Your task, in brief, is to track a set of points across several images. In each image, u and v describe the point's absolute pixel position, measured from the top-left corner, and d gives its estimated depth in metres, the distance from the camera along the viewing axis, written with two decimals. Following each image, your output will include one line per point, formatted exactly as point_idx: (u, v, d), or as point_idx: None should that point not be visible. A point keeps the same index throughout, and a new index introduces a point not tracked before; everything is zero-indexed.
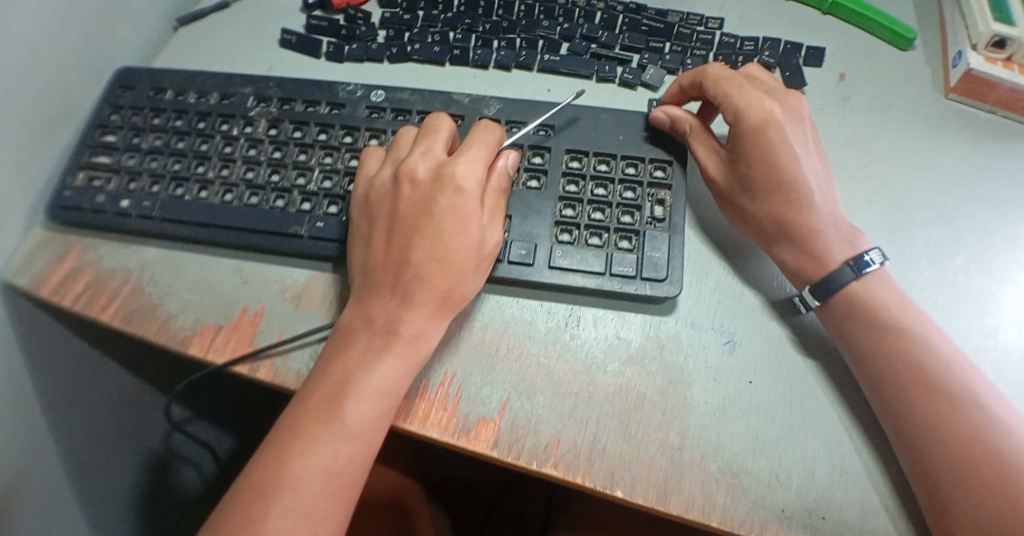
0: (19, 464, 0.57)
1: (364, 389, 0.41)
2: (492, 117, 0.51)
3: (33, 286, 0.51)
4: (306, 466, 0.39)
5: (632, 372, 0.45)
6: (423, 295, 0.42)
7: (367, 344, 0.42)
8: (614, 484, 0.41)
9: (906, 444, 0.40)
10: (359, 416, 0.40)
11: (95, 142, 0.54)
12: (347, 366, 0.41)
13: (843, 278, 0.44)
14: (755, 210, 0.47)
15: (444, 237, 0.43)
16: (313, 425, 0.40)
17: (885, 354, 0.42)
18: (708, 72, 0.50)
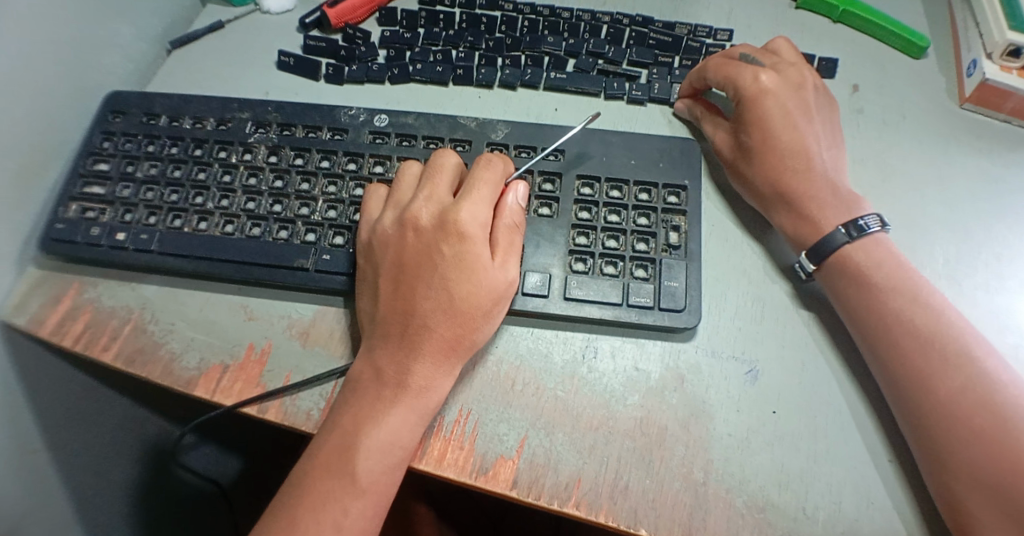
0: (23, 505, 0.56)
1: (370, 444, 0.40)
2: (500, 142, 0.49)
3: (30, 326, 0.49)
4: (312, 526, 0.38)
5: (652, 404, 0.44)
6: (431, 346, 0.41)
7: (374, 396, 0.41)
8: (638, 523, 0.40)
9: (906, 407, 0.41)
10: (366, 473, 0.39)
11: (87, 171, 0.52)
12: (353, 419, 0.41)
13: (837, 241, 0.44)
14: (755, 177, 0.48)
15: (451, 286, 0.42)
16: (319, 482, 0.39)
17: (880, 315, 0.42)
18: (709, 64, 0.51)
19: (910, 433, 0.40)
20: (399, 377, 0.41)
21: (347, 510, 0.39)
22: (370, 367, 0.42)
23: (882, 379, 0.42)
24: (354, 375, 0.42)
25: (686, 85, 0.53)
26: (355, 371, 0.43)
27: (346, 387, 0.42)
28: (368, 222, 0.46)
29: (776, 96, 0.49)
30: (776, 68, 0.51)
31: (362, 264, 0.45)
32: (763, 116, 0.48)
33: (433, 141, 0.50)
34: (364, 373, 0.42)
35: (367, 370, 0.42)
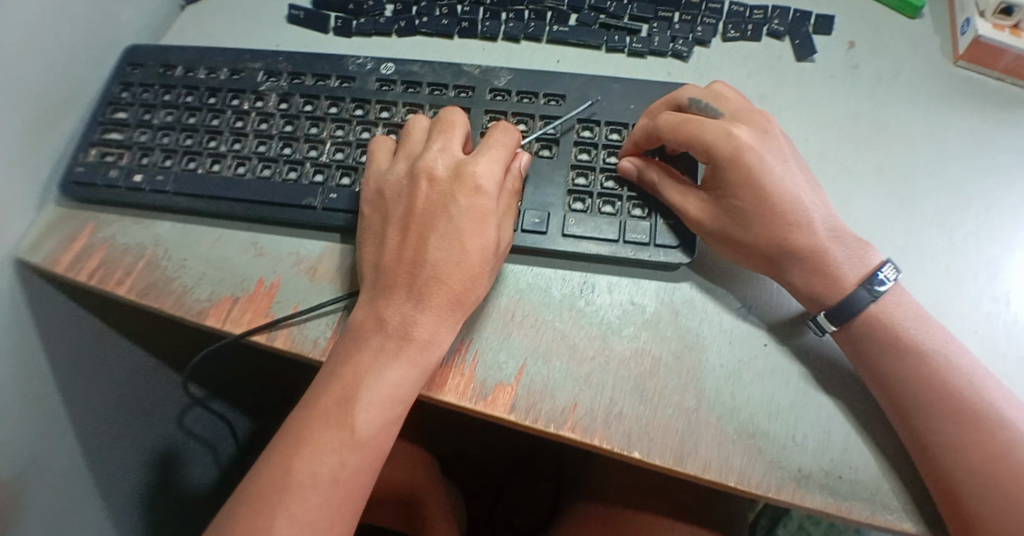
0: (34, 446, 0.57)
1: (374, 395, 0.40)
2: (503, 88, 0.51)
3: (47, 264, 0.51)
4: (312, 476, 0.38)
5: (647, 337, 0.45)
6: (437, 298, 0.42)
7: (378, 350, 0.41)
8: (631, 446, 0.42)
9: (931, 462, 0.39)
10: (367, 424, 0.39)
11: (105, 118, 0.54)
12: (356, 371, 0.40)
13: (857, 302, 0.42)
14: (755, 242, 0.43)
15: (463, 235, 0.43)
16: (319, 433, 0.39)
17: (908, 378, 0.40)
18: (659, 122, 0.45)
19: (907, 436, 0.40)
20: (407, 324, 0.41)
21: (347, 462, 0.38)
22: (376, 319, 0.42)
23: (892, 414, 0.41)
24: (357, 325, 0.42)
25: (629, 144, 0.47)
26: (357, 324, 0.43)
27: (348, 341, 0.42)
28: (381, 188, 0.46)
29: (755, 153, 0.43)
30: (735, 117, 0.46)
31: (365, 234, 0.46)
32: (746, 177, 0.43)
33: (437, 88, 0.52)
34: (368, 321, 0.42)
35: (371, 322, 0.42)
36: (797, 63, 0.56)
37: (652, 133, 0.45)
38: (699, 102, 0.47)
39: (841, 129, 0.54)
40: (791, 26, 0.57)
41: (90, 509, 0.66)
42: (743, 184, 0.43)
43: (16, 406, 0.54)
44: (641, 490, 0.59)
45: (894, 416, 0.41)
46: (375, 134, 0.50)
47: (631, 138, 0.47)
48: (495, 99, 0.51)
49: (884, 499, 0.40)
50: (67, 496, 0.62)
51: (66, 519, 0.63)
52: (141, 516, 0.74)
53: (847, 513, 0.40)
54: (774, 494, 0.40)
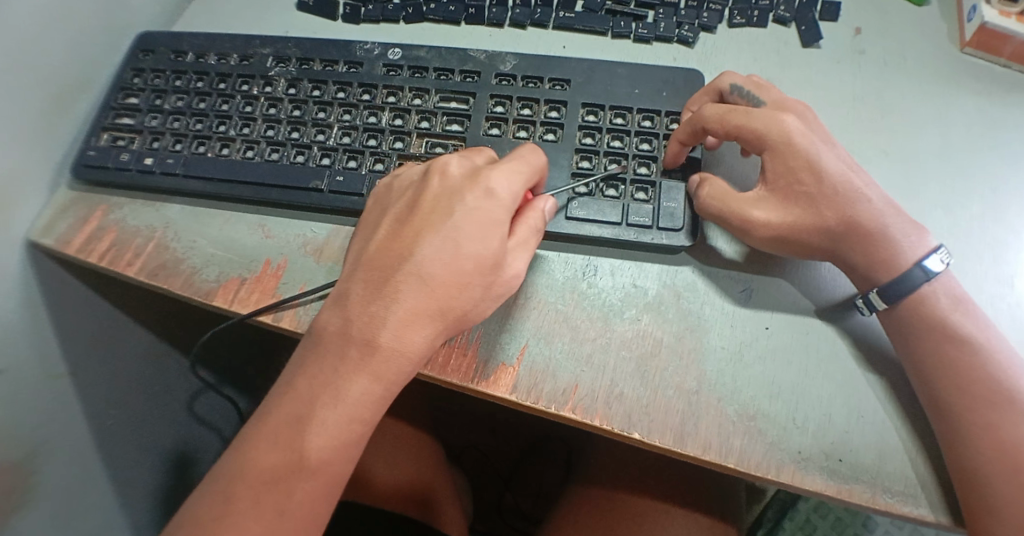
0: (45, 426, 0.58)
1: (325, 419, 0.37)
2: (508, 73, 0.52)
3: (59, 246, 0.52)
4: (253, 503, 0.36)
5: (649, 319, 0.45)
6: (413, 309, 0.38)
7: (336, 366, 0.38)
8: (631, 427, 0.42)
9: (954, 450, 0.39)
10: (317, 451, 0.37)
11: (117, 104, 0.55)
12: (309, 390, 0.38)
13: (911, 280, 0.42)
14: (819, 223, 0.43)
15: (460, 239, 0.39)
16: (264, 458, 0.37)
17: (942, 365, 0.40)
18: (704, 114, 0.45)
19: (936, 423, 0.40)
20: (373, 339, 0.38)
21: (291, 490, 0.37)
22: (342, 328, 0.39)
23: (925, 401, 0.41)
24: (321, 334, 0.40)
25: (672, 145, 0.47)
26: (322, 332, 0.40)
27: (313, 349, 0.39)
28: (401, 184, 0.44)
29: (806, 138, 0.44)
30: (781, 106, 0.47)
31: (359, 236, 0.43)
32: (799, 163, 0.43)
33: (444, 73, 0.52)
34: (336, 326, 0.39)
35: (335, 332, 0.39)
36: (803, 49, 0.56)
37: (701, 120, 0.45)
38: (738, 88, 0.48)
39: (846, 114, 0.54)
40: (797, 12, 0.57)
41: (99, 491, 0.67)
42: (800, 169, 0.43)
43: (26, 386, 0.55)
44: (641, 466, 0.60)
45: (926, 402, 0.41)
46: (381, 118, 0.51)
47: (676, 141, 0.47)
48: (501, 83, 0.51)
49: (884, 481, 0.41)
50: (77, 476, 0.63)
51: (76, 501, 0.64)
52: (150, 500, 0.75)
53: (847, 496, 0.40)
54: (774, 475, 0.41)
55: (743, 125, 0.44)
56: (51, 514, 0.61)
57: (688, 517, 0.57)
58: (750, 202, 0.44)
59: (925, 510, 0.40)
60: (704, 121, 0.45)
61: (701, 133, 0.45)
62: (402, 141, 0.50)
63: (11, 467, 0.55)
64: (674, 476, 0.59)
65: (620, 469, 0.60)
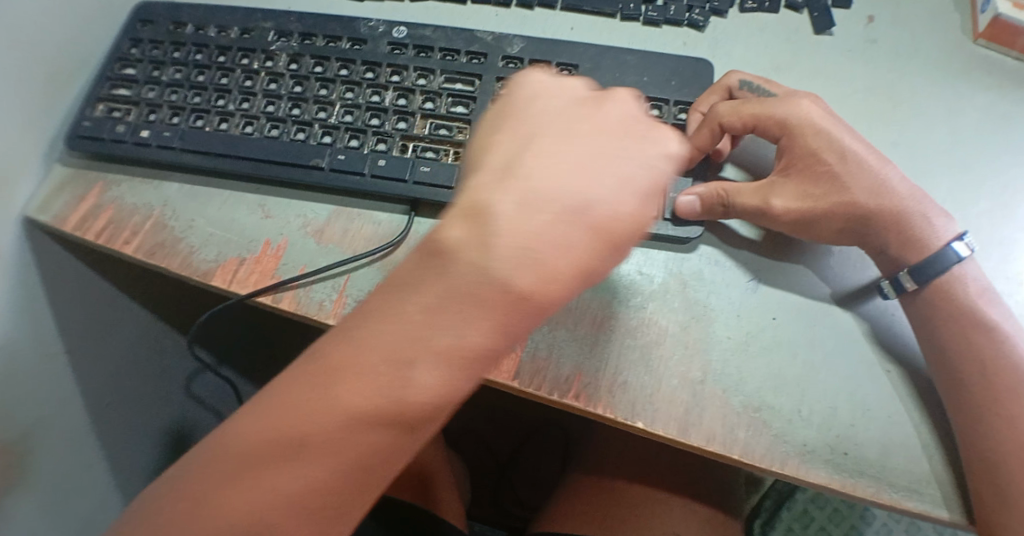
0: (41, 406, 0.57)
1: (420, 375, 0.32)
2: (515, 55, 0.51)
3: (54, 223, 0.51)
4: (325, 443, 0.33)
5: (654, 307, 0.45)
6: (550, 242, 0.33)
7: (448, 311, 0.32)
8: (634, 416, 0.41)
9: (968, 442, 0.39)
10: (404, 408, 0.32)
11: (114, 75, 0.54)
12: (409, 332, 0.33)
13: (944, 261, 0.42)
14: (851, 206, 0.43)
15: (602, 170, 0.35)
16: (344, 401, 0.33)
17: (960, 356, 0.41)
18: (723, 112, 0.45)
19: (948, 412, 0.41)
20: (503, 278, 0.32)
21: (367, 443, 0.33)
22: (472, 256, 0.32)
23: (943, 393, 0.41)
24: (439, 259, 0.33)
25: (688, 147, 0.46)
26: (440, 256, 0.33)
27: (425, 278, 0.33)
28: (536, 98, 0.39)
29: (826, 122, 0.44)
30: (795, 93, 0.47)
31: (482, 146, 0.38)
32: (818, 144, 0.44)
33: (449, 53, 0.51)
34: (458, 247, 0.33)
35: (457, 264, 0.33)
36: (815, 36, 0.55)
37: (716, 118, 0.45)
38: (749, 83, 0.48)
39: (857, 103, 0.53)
40: None
41: (96, 472, 0.66)
42: (820, 150, 0.44)
43: (22, 366, 0.54)
44: (640, 451, 0.60)
45: (945, 393, 0.41)
46: (385, 97, 0.50)
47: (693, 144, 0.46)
48: (507, 66, 0.50)
49: (889, 477, 0.40)
50: (73, 457, 0.63)
51: (72, 482, 0.63)
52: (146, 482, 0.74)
53: (851, 490, 0.40)
54: (778, 467, 0.40)
55: (759, 115, 0.45)
56: (47, 494, 0.60)
57: (688, 507, 0.56)
58: (767, 189, 0.44)
59: (929, 507, 0.39)
60: (719, 119, 0.45)
61: (718, 132, 0.46)
62: (405, 121, 0.49)
63: (6, 447, 0.55)
64: (675, 461, 0.59)
65: (621, 452, 0.60)
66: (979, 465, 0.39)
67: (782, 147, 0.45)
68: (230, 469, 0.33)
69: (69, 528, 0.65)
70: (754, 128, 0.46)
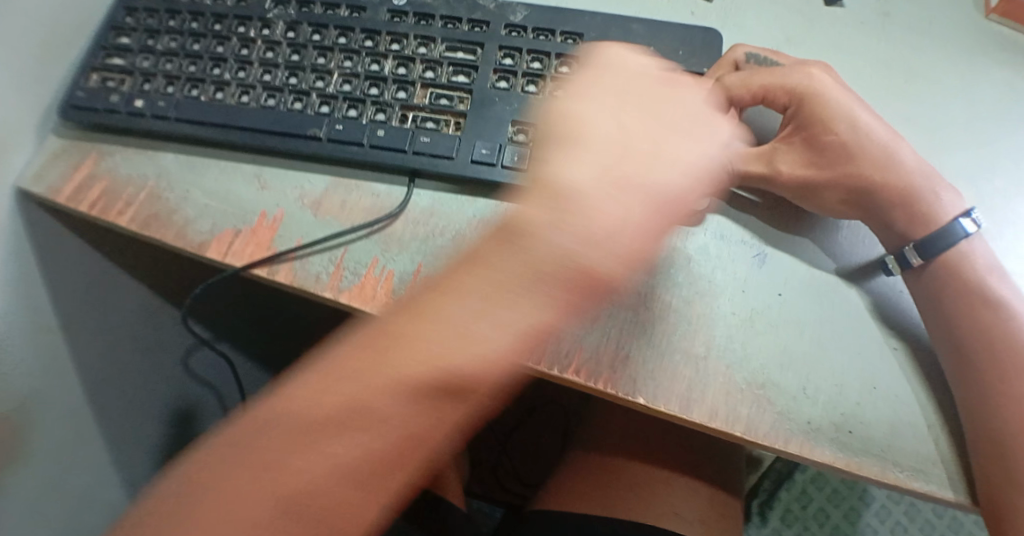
0: (37, 378, 0.57)
1: (490, 343, 0.39)
2: (519, 24, 0.49)
3: (47, 193, 0.50)
4: (384, 411, 0.38)
5: (657, 282, 0.44)
6: (559, 253, 0.39)
7: (504, 294, 0.40)
8: (636, 392, 0.41)
9: (974, 419, 0.39)
10: (456, 376, 0.38)
11: (109, 44, 0.52)
12: (461, 315, 0.39)
13: (950, 237, 0.41)
14: (859, 178, 0.42)
15: (615, 203, 0.40)
16: (400, 379, 0.38)
17: (968, 329, 0.40)
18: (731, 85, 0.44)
19: (957, 395, 0.40)
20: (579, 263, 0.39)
21: (414, 408, 0.38)
22: (533, 246, 0.40)
23: (949, 369, 0.40)
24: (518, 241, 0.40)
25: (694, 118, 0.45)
26: (513, 244, 0.40)
27: (500, 257, 0.40)
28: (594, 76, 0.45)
29: (834, 94, 0.44)
30: (808, 63, 0.46)
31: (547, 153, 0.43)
32: (830, 114, 0.43)
33: (450, 21, 0.50)
34: (534, 240, 0.40)
35: (536, 256, 0.40)
36: (826, 8, 0.54)
37: (724, 90, 0.45)
38: (755, 56, 0.47)
39: (869, 76, 0.51)
40: None
41: (92, 448, 0.66)
42: (832, 118, 0.43)
43: (15, 339, 0.54)
44: (639, 424, 0.59)
45: (951, 370, 0.40)
46: (385, 66, 0.49)
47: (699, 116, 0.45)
48: (510, 35, 0.49)
49: (895, 456, 0.39)
50: (69, 432, 0.62)
51: (68, 457, 0.63)
52: (145, 458, 0.74)
53: (857, 469, 0.39)
54: (782, 444, 0.39)
55: (769, 85, 0.45)
56: (43, 469, 0.60)
57: (687, 485, 0.56)
58: (770, 154, 0.44)
59: (935, 487, 0.38)
60: (727, 91, 0.45)
61: (726, 104, 0.46)
62: (405, 91, 0.48)
63: (0, 421, 0.54)
64: (675, 433, 0.58)
65: (622, 426, 0.60)
66: (983, 446, 0.38)
67: (789, 116, 0.45)
68: (279, 449, 0.37)
69: (67, 503, 0.65)
70: (763, 98, 0.45)
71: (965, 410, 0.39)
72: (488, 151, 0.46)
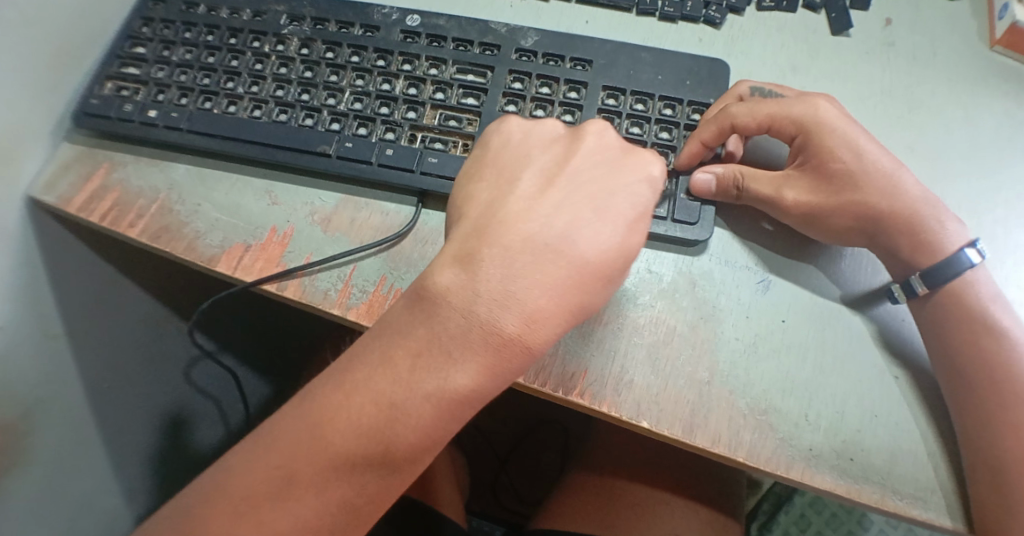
0: (41, 386, 0.57)
1: (402, 426, 0.34)
2: (529, 48, 0.50)
3: (59, 203, 0.51)
4: (318, 478, 0.34)
5: (663, 306, 0.44)
6: (572, 267, 0.35)
7: (440, 353, 0.34)
8: (640, 415, 0.41)
9: (974, 449, 0.39)
10: (404, 445, 0.34)
11: (124, 53, 0.53)
12: (403, 374, 0.34)
13: (956, 266, 0.42)
14: (867, 205, 0.43)
15: (596, 214, 0.36)
16: (329, 456, 0.34)
17: (969, 358, 0.40)
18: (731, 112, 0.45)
19: (955, 420, 0.40)
20: (471, 330, 0.34)
21: (356, 478, 0.34)
22: (466, 300, 0.34)
23: (948, 398, 0.41)
24: (425, 310, 0.35)
25: (694, 141, 0.45)
26: (441, 305, 0.34)
27: (421, 326, 0.35)
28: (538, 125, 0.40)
29: (839, 123, 0.44)
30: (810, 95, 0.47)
31: (466, 192, 0.38)
32: (834, 143, 0.44)
33: (462, 43, 0.51)
34: (451, 293, 0.34)
35: (439, 320, 0.34)
36: (831, 37, 0.55)
37: (729, 117, 0.45)
38: (759, 89, 0.48)
39: (872, 106, 0.52)
40: None
41: (93, 456, 0.66)
42: (837, 148, 0.44)
43: (18, 346, 0.54)
44: (642, 445, 0.60)
45: (952, 399, 0.41)
46: (396, 86, 0.49)
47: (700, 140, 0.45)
48: (521, 59, 0.50)
49: (894, 483, 0.40)
50: (72, 440, 0.62)
51: (70, 465, 0.63)
52: (145, 466, 0.74)
53: (857, 496, 0.39)
54: (784, 471, 0.40)
55: (774, 114, 0.45)
56: (43, 477, 0.60)
57: (689, 508, 0.56)
58: (781, 180, 0.45)
59: (933, 515, 0.39)
60: (731, 118, 0.45)
61: (728, 130, 0.45)
62: (415, 111, 0.49)
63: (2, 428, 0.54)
64: (677, 455, 0.59)
65: (624, 446, 0.60)
66: (981, 477, 0.38)
67: (798, 146, 0.45)
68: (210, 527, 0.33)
69: (66, 511, 0.64)
70: (770, 128, 0.46)
71: (963, 438, 0.40)
72: None
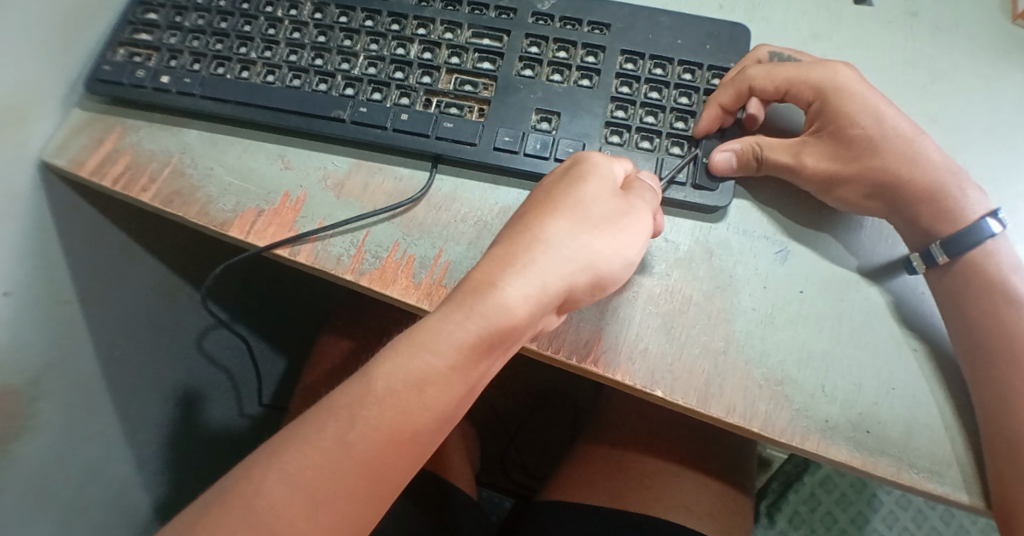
0: (53, 350, 0.57)
1: (396, 367, 0.34)
2: (546, 12, 0.49)
3: (70, 167, 0.50)
4: (322, 428, 0.34)
5: (678, 275, 0.44)
6: (579, 261, 0.36)
7: (434, 311, 0.36)
8: (654, 384, 0.40)
9: (994, 424, 0.38)
10: (389, 389, 0.34)
11: (136, 19, 0.52)
12: (405, 332, 0.36)
13: (977, 235, 0.41)
14: (885, 170, 0.42)
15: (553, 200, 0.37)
16: (335, 403, 0.35)
17: (990, 331, 0.40)
18: (750, 75, 0.45)
19: (972, 395, 0.40)
20: (455, 289, 0.36)
21: (357, 423, 0.34)
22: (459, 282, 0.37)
23: (968, 371, 0.40)
24: None
25: (712, 106, 0.45)
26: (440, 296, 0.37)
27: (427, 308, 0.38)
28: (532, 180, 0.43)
29: (859, 88, 0.44)
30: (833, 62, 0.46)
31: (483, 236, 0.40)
32: (854, 108, 0.43)
33: (477, 7, 0.50)
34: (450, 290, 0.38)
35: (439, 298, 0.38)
36: (853, 7, 0.54)
37: (746, 79, 0.45)
38: (778, 55, 0.47)
39: (896, 76, 0.51)
40: None
41: (105, 423, 0.66)
42: (857, 113, 0.43)
43: (30, 312, 0.54)
44: (654, 419, 0.59)
45: (971, 373, 0.40)
46: (410, 50, 0.49)
47: (718, 105, 0.45)
48: (537, 23, 0.49)
49: (908, 457, 0.39)
50: (84, 405, 0.63)
51: (81, 431, 0.63)
52: (156, 436, 0.74)
53: (872, 468, 0.39)
54: (799, 443, 0.39)
55: (793, 78, 0.45)
56: (55, 443, 0.60)
57: (700, 482, 0.56)
58: (799, 147, 0.44)
59: (950, 490, 0.38)
60: (749, 81, 0.45)
61: (745, 93, 0.45)
62: (430, 76, 0.48)
63: (15, 390, 0.55)
64: (689, 428, 0.58)
65: (635, 417, 0.60)
66: (1000, 451, 0.37)
67: (814, 112, 0.45)
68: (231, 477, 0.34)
69: (78, 478, 0.65)
70: (787, 92, 0.45)
71: (984, 412, 0.39)
72: (510, 139, 0.46)
